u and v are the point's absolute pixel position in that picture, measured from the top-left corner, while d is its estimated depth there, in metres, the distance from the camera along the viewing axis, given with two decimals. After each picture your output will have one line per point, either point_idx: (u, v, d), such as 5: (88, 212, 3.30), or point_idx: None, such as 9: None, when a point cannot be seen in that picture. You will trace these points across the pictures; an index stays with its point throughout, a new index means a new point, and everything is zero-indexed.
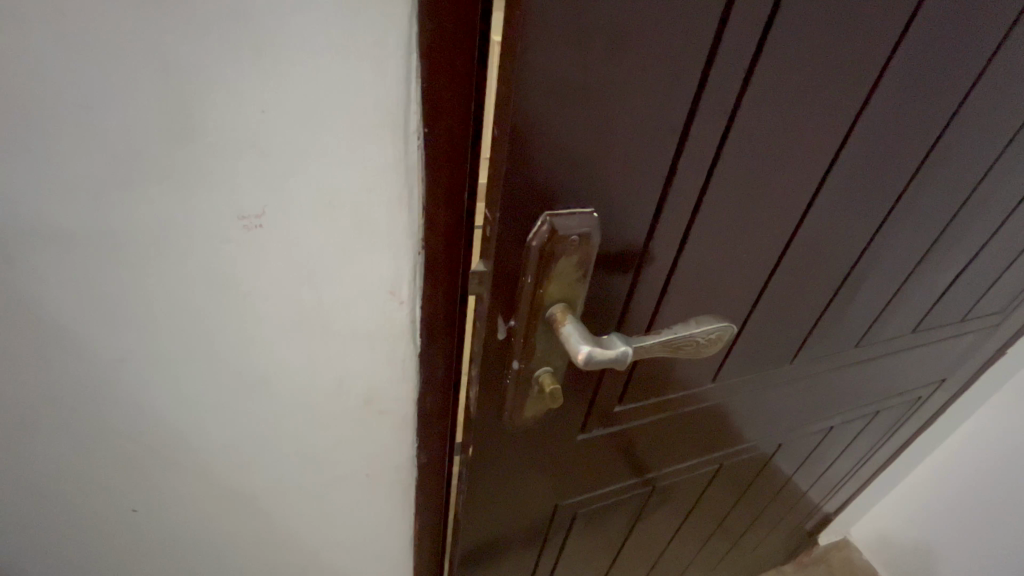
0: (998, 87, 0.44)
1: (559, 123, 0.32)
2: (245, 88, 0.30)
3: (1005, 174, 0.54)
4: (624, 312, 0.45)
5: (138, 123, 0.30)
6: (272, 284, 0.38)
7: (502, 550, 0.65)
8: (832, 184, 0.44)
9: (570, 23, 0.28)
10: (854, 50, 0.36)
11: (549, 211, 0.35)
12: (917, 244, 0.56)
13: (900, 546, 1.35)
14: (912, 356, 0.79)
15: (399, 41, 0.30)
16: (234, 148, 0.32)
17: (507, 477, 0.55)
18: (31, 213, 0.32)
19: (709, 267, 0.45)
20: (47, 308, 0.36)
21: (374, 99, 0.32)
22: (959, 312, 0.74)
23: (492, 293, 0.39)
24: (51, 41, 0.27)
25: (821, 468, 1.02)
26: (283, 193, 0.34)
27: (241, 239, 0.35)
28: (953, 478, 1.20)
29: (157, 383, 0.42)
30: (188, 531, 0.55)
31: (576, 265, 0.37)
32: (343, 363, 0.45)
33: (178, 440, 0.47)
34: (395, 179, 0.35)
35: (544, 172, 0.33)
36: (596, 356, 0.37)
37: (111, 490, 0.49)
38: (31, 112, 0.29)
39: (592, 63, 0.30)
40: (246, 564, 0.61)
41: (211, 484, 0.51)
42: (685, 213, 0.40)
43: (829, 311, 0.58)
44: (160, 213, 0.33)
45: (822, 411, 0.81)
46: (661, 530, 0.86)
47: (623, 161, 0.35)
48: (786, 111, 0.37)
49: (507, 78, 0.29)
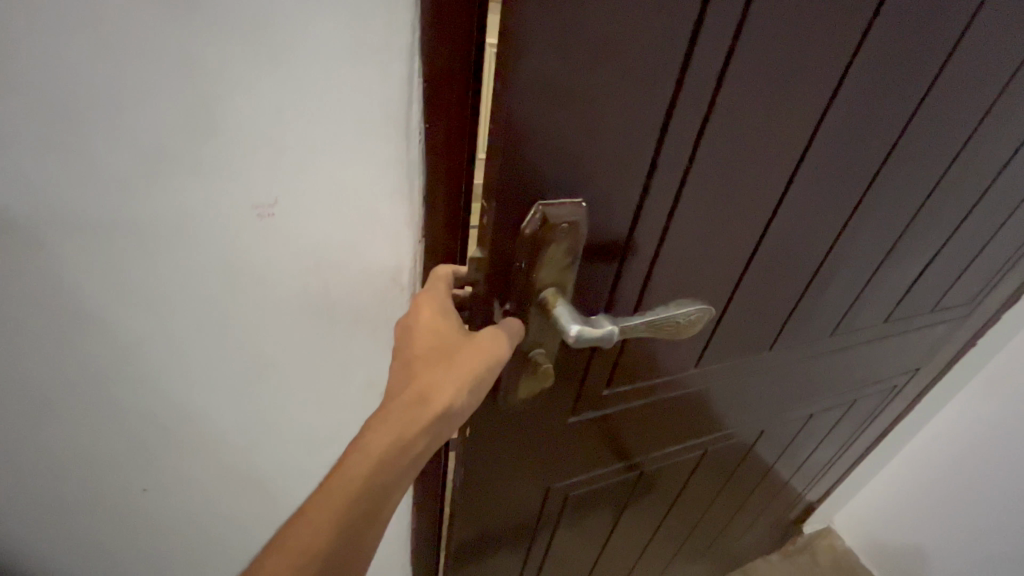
0: (953, 88, 0.48)
1: (548, 121, 0.34)
2: (262, 87, 0.33)
3: (966, 169, 0.58)
4: (610, 299, 0.47)
5: (166, 124, 0.33)
6: (279, 270, 0.42)
7: (497, 534, 0.68)
8: (801, 178, 0.47)
9: (559, 31, 0.30)
10: (818, 52, 0.39)
11: (541, 199, 0.37)
12: (884, 236, 0.60)
13: (881, 534, 1.40)
14: (885, 345, 0.84)
15: (403, 46, 0.33)
16: (250, 141, 0.35)
17: (501, 459, 0.57)
18: (69, 202, 0.36)
19: (689, 256, 0.48)
20: (76, 287, 0.40)
21: (380, 99, 0.35)
22: (929, 302, 0.79)
23: (488, 279, 0.41)
24: (83, 46, 0.30)
25: (801, 456, 1.06)
26: (291, 186, 0.37)
27: (253, 226, 0.39)
28: (930, 463, 1.25)
29: (171, 358, 0.46)
30: (200, 501, 0.59)
31: (565, 251, 0.39)
32: (345, 347, 0.48)
33: (189, 413, 0.51)
34: (397, 172, 0.39)
35: (535, 165, 0.36)
36: (586, 333, 0.39)
37: (134, 460, 0.54)
38: (72, 112, 0.32)
39: (579, 66, 0.32)
40: (253, 536, 0.65)
41: (222, 456, 0.55)
42: (667, 206, 0.42)
43: (804, 301, 0.62)
44: (177, 203, 0.37)
45: (801, 399, 0.85)
46: (648, 517, 0.90)
47: (608, 156, 0.37)
48: (758, 108, 0.40)
49: (502, 79, 0.32)
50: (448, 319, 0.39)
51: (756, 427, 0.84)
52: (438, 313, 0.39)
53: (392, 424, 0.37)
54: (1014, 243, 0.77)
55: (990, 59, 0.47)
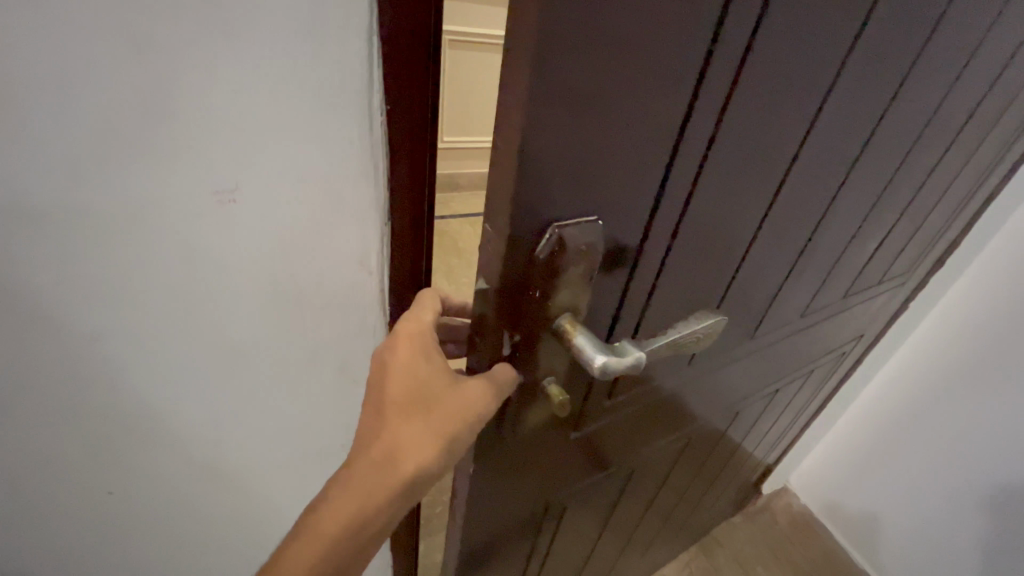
0: (925, 74, 0.49)
1: (566, 135, 0.29)
2: (216, 66, 0.33)
3: (922, 151, 0.60)
4: (616, 315, 0.44)
5: (121, 101, 0.32)
6: (243, 257, 0.42)
7: (498, 547, 0.65)
8: (797, 170, 0.46)
9: (583, 30, 0.26)
10: (823, 41, 0.37)
11: (557, 220, 0.33)
12: (852, 220, 0.61)
13: (835, 492, 1.50)
14: (839, 318, 0.88)
15: (362, 21, 0.33)
16: (206, 123, 0.35)
17: (506, 481, 0.54)
18: (13, 190, 0.34)
19: (693, 260, 0.45)
20: (26, 285, 0.38)
21: (340, 76, 0.35)
22: (878, 275, 0.83)
23: (496, 311, 0.36)
24: (22, 19, 0.29)
25: (767, 426, 1.12)
26: (251, 171, 0.38)
27: (215, 212, 0.39)
28: (876, 420, 1.35)
29: (133, 352, 0.44)
30: (171, 499, 0.58)
31: (581, 274, 0.36)
32: (315, 332, 0.49)
33: (157, 410, 0.49)
34: (359, 155, 0.39)
35: (551, 185, 0.31)
36: (613, 364, 0.36)
37: (98, 464, 0.52)
38: (13, 92, 0.30)
39: (601, 71, 0.28)
40: (228, 527, 0.65)
41: (194, 452, 0.54)
42: (675, 214, 0.39)
43: (783, 289, 0.62)
44: (132, 188, 0.36)
45: (770, 376, 0.88)
46: (637, 505, 0.91)
47: (624, 168, 0.33)
48: (766, 103, 0.37)
49: (519, 87, 0.27)
50: (430, 362, 0.37)
51: (732, 408, 0.87)
52: (419, 356, 0.37)
53: (361, 486, 0.35)
54: (941, 220, 0.84)
55: (954, 45, 0.49)
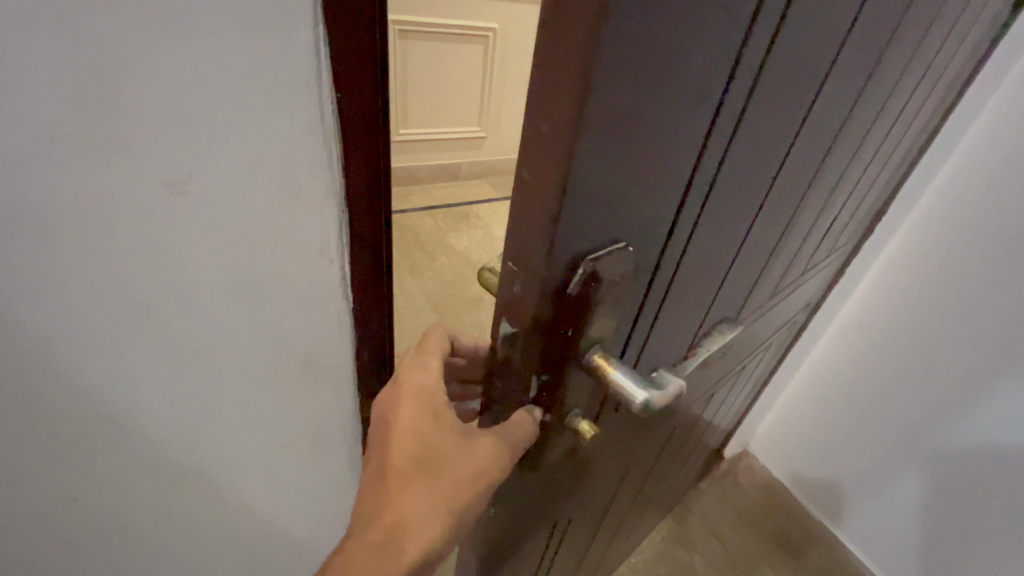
0: (891, 61, 0.50)
1: (604, 161, 0.27)
2: (165, 56, 0.31)
3: (877, 134, 0.62)
4: (629, 334, 0.42)
5: (58, 96, 0.29)
6: (196, 252, 0.39)
7: (512, 560, 0.64)
8: (788, 164, 0.45)
9: (633, 41, 0.23)
10: (824, 35, 0.36)
11: (589, 253, 0.30)
12: (818, 204, 0.63)
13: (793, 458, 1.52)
14: (795, 293, 0.92)
15: (306, 12, 0.34)
16: (154, 114, 0.33)
17: (524, 500, 0.52)
18: None
19: (700, 264, 0.43)
20: None
21: (291, 64, 0.35)
22: (828, 249, 0.88)
23: (525, 352, 0.34)
24: None
25: (733, 398, 1.18)
26: (203, 159, 0.36)
27: (166, 206, 0.36)
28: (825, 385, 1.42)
29: (84, 370, 0.40)
30: (136, 526, 0.53)
31: (612, 306, 0.34)
32: (279, 326, 0.48)
33: (117, 433, 0.45)
34: (314, 141, 0.40)
35: (586, 215, 0.28)
36: (655, 400, 0.35)
37: (49, 503, 0.46)
38: None
39: (644, 88, 0.25)
40: (200, 544, 0.61)
41: (161, 471, 0.51)
42: (689, 225, 0.37)
43: (760, 278, 0.63)
44: (77, 187, 0.33)
45: (739, 354, 0.90)
46: (631, 491, 0.92)
47: (649, 190, 0.31)
48: (774, 102, 0.36)
49: (566, 106, 0.24)
50: (436, 420, 0.38)
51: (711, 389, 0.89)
52: (424, 415, 0.38)
53: (373, 549, 0.37)
54: (878, 193, 0.89)
55: (911, 33, 0.50)
